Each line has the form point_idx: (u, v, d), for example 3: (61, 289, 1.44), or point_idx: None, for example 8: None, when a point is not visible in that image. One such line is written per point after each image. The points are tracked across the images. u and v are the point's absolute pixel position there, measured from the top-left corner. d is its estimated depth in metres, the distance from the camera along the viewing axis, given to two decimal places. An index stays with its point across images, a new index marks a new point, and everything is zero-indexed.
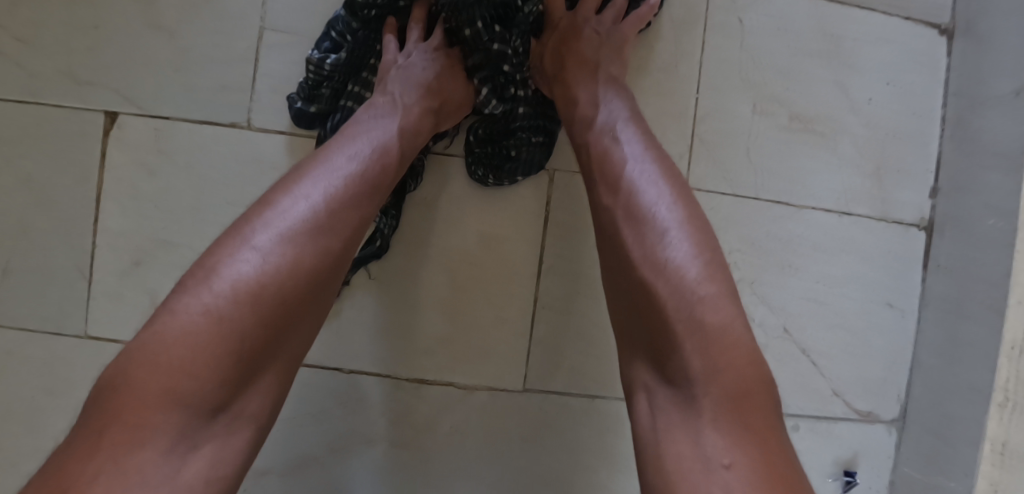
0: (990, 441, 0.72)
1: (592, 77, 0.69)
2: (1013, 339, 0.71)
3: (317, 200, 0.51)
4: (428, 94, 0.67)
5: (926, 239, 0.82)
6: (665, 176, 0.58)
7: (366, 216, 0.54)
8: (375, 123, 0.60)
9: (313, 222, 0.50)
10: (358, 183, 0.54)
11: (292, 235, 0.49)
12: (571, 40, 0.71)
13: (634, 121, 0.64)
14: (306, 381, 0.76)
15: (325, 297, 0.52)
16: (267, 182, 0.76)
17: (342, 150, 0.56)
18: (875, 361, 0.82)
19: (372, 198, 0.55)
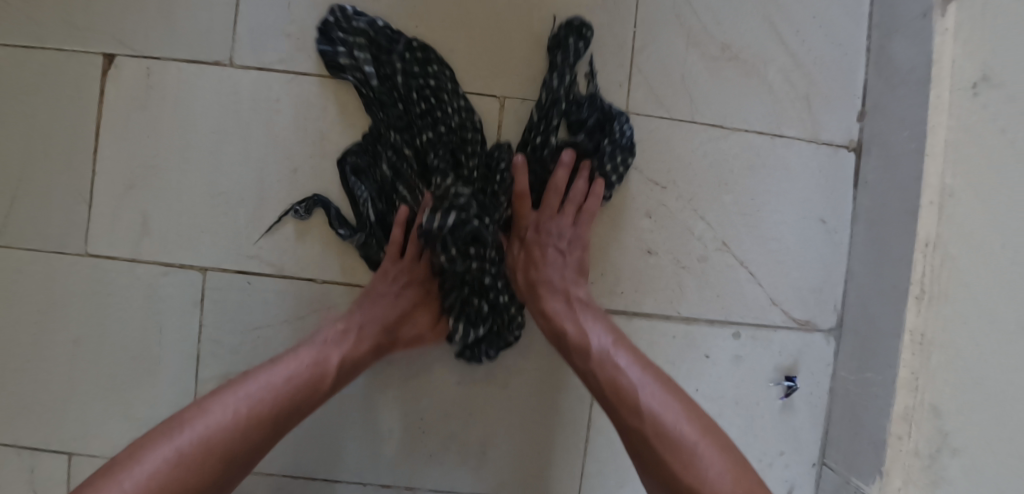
0: (910, 333, 0.77)
1: (559, 294, 0.79)
2: (927, 237, 0.77)
3: (243, 399, 0.65)
4: (384, 328, 0.78)
5: (855, 159, 0.89)
6: (664, 385, 0.70)
7: (281, 425, 0.66)
8: (324, 348, 0.73)
9: (236, 422, 0.63)
10: (279, 399, 0.66)
11: (210, 432, 0.62)
12: (534, 266, 0.80)
13: (619, 342, 0.74)
14: (283, 291, 0.84)
15: (232, 477, 0.64)
16: (247, 113, 0.84)
17: (271, 372, 0.68)
18: (810, 272, 0.89)
19: (292, 414, 0.67)
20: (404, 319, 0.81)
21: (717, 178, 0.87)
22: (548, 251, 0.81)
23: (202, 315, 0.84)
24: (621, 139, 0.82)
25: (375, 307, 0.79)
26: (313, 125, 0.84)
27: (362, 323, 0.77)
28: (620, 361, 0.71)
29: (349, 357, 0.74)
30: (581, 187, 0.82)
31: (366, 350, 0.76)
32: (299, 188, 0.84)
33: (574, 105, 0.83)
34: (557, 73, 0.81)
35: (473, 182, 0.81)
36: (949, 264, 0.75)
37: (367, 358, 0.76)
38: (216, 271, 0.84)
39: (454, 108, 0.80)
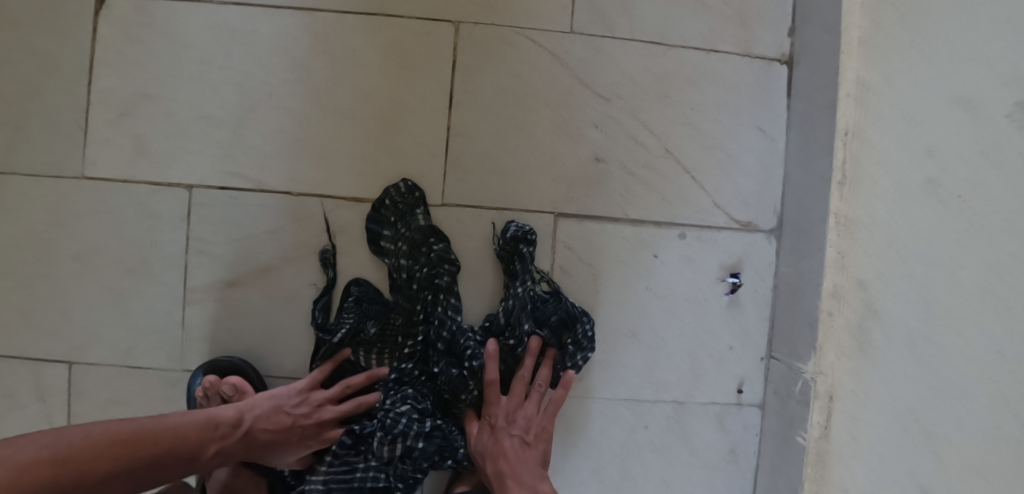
0: (835, 216, 0.84)
1: (527, 473, 0.83)
2: (847, 127, 0.83)
3: (133, 426, 0.72)
4: (285, 433, 0.85)
5: (786, 70, 0.96)
6: None
7: (176, 461, 0.75)
8: (210, 431, 0.79)
9: (120, 443, 0.70)
10: (192, 440, 0.77)
11: (101, 443, 0.68)
12: (501, 457, 0.84)
13: None
14: (264, 205, 0.92)
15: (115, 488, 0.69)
16: (227, 45, 0.92)
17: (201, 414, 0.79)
18: (749, 176, 0.96)
19: (190, 454, 0.76)
20: (285, 447, 0.85)
21: (657, 91, 0.95)
22: (505, 444, 0.85)
23: (191, 230, 0.92)
24: (582, 338, 0.91)
25: (267, 410, 0.85)
26: (286, 52, 0.92)
27: (257, 418, 0.84)
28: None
29: (221, 448, 0.79)
30: (532, 413, 0.89)
31: (240, 446, 0.81)
32: (275, 110, 0.92)
33: (541, 302, 0.91)
34: (519, 281, 0.90)
35: (449, 381, 0.88)
36: (864, 148, 0.81)
37: (237, 454, 0.81)
38: (202, 188, 0.92)
39: (438, 338, 0.89)
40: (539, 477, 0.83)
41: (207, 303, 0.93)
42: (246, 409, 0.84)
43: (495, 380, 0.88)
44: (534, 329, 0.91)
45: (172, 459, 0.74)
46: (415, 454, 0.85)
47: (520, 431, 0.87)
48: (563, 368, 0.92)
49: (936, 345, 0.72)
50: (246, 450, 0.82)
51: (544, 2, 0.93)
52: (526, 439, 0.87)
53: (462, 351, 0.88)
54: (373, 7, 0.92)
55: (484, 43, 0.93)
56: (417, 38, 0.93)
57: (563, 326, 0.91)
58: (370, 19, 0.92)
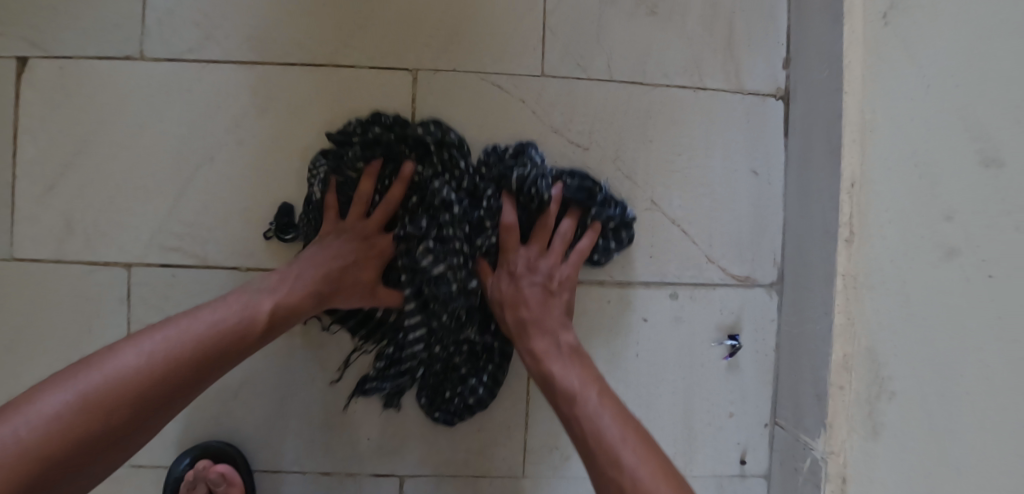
0: (843, 277, 0.74)
1: (548, 336, 0.76)
2: (852, 177, 0.73)
3: (153, 349, 0.63)
4: (323, 280, 0.74)
5: (783, 106, 0.86)
6: (600, 387, 0.72)
7: (207, 359, 0.65)
8: (255, 294, 0.71)
9: (138, 370, 0.61)
10: (219, 332, 0.66)
11: (119, 377, 0.60)
12: (521, 308, 0.77)
13: (604, 390, 0.71)
14: (211, 282, 0.84)
15: (177, 402, 0.64)
16: (161, 106, 0.84)
17: (213, 306, 0.69)
18: (745, 226, 0.86)
19: (224, 343, 0.66)
20: (338, 279, 0.75)
21: (639, 135, 0.85)
22: (529, 291, 0.78)
23: (132, 311, 0.84)
24: (620, 218, 0.82)
25: (311, 267, 0.74)
26: (227, 111, 0.84)
27: (299, 272, 0.74)
28: (569, 382, 0.72)
29: (283, 303, 0.71)
30: (555, 266, 0.80)
31: (304, 299, 0.73)
32: (218, 177, 0.84)
33: (565, 174, 0.82)
34: (517, 163, 0.78)
35: (467, 214, 0.77)
36: (875, 204, 0.71)
37: (305, 308, 0.73)
38: (142, 266, 0.84)
39: (462, 187, 0.77)
40: (565, 329, 0.77)
41: None
42: (291, 265, 0.75)
43: (512, 227, 0.79)
44: (555, 179, 0.82)
45: (217, 353, 0.66)
46: (436, 316, 0.75)
47: (542, 281, 0.79)
48: (587, 225, 0.82)
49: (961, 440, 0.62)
50: (287, 316, 0.71)
51: (509, 43, 0.84)
52: (546, 285, 0.79)
53: (478, 185, 0.79)
54: (321, 60, 0.84)
55: (445, 93, 0.84)
56: (370, 89, 0.84)
57: (592, 197, 0.80)
58: (319, 70, 0.83)
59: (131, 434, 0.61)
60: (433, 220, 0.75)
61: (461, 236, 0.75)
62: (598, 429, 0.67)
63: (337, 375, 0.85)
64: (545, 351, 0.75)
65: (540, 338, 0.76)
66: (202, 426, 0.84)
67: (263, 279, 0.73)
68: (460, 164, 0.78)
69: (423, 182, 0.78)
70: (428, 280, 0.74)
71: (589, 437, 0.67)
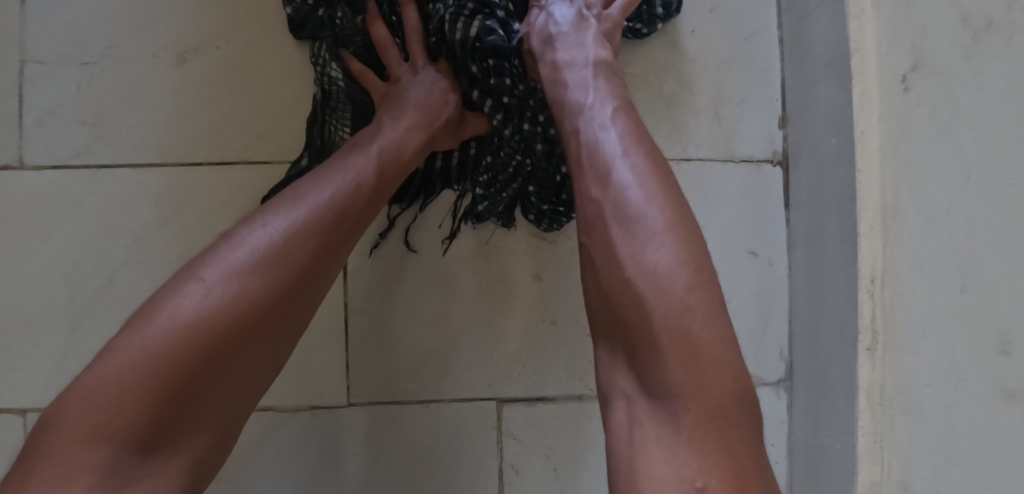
0: (867, 392, 0.61)
1: (580, 57, 0.60)
2: (872, 270, 0.60)
3: (276, 230, 0.48)
4: (422, 111, 0.63)
5: (782, 173, 0.73)
6: (644, 149, 0.51)
7: (321, 252, 0.50)
8: (361, 151, 0.57)
9: (267, 251, 0.47)
10: (321, 213, 0.50)
11: (244, 266, 0.46)
12: (550, 44, 0.62)
13: (625, 108, 0.55)
14: None
15: (292, 317, 0.49)
16: (50, 221, 0.71)
17: (319, 182, 0.53)
18: (745, 317, 0.74)
19: (340, 224, 0.51)
20: (434, 129, 0.63)
21: None
22: (565, 15, 0.63)
23: None
24: None
25: (407, 91, 0.64)
26: (128, 225, 0.71)
27: (396, 125, 0.60)
28: (581, 96, 0.57)
29: (388, 149, 0.58)
30: (593, 4, 0.66)
31: (412, 140, 0.61)
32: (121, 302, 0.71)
33: None
34: None
35: None
36: (904, 310, 0.58)
37: (416, 142, 0.61)
38: (39, 410, 0.71)
39: None
40: (602, 46, 0.62)
41: None
42: (383, 106, 0.63)
43: None
44: None
45: (337, 229, 0.51)
46: (496, 94, 0.64)
47: (578, 9, 0.64)
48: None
49: None
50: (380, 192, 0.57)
51: None
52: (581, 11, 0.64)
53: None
54: (235, 157, 0.71)
55: None
56: None
57: None
58: (235, 169, 0.71)
59: (278, 328, 0.48)
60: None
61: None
62: (603, 193, 0.49)
63: (440, 225, 0.73)
64: (569, 61, 0.60)
65: (563, 46, 0.61)
66: None
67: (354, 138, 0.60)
68: None
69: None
70: (472, 45, 0.63)
71: (583, 151, 0.52)
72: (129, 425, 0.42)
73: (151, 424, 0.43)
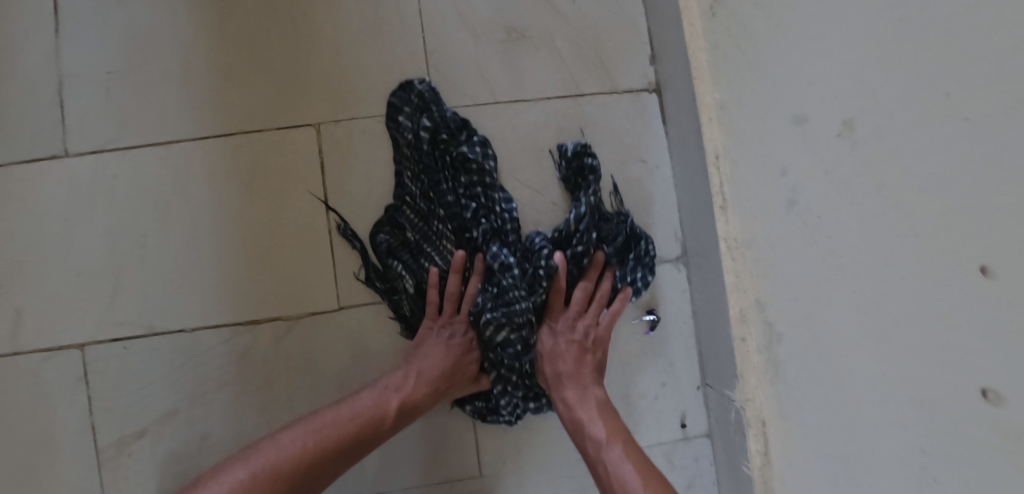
0: (725, 241, 0.82)
1: (582, 391, 0.82)
2: (715, 150, 0.82)
3: (304, 440, 0.73)
4: (440, 378, 0.82)
5: (656, 98, 0.95)
6: (636, 456, 0.75)
7: (334, 462, 0.73)
8: (385, 391, 0.79)
9: (295, 457, 0.71)
10: (340, 434, 0.74)
11: (273, 465, 0.70)
12: (554, 362, 0.84)
13: (626, 443, 0.77)
14: (159, 347, 0.89)
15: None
16: (88, 194, 0.89)
17: (346, 408, 0.77)
18: (643, 210, 0.95)
19: (355, 439, 0.75)
20: (451, 384, 0.83)
21: (526, 145, 0.93)
22: (568, 352, 0.85)
23: (89, 387, 0.89)
24: (644, 255, 0.91)
25: (434, 349, 0.84)
26: (151, 190, 0.90)
27: (417, 371, 0.81)
28: (596, 431, 0.78)
29: (406, 399, 0.79)
30: (589, 324, 0.87)
31: (423, 391, 0.81)
32: (151, 253, 0.89)
33: (603, 220, 0.91)
34: (573, 240, 0.88)
35: (513, 245, 0.87)
36: (735, 172, 0.80)
37: (425, 401, 0.80)
38: (94, 344, 0.89)
39: (495, 197, 0.87)
40: (597, 385, 0.83)
41: (121, 460, 0.89)
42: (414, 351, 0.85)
43: (561, 290, 0.87)
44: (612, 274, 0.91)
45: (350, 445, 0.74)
46: (497, 364, 0.86)
47: (578, 339, 0.86)
48: (624, 284, 0.91)
49: (826, 378, 0.67)
50: (395, 426, 0.78)
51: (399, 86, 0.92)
52: (585, 347, 0.86)
53: (531, 251, 0.88)
54: (229, 127, 0.91)
55: (349, 140, 0.92)
56: (286, 151, 0.91)
57: (625, 277, 0.91)
58: (234, 139, 0.91)
59: None
60: (491, 294, 0.86)
61: (520, 286, 0.85)
62: (606, 450, 0.76)
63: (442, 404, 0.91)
64: (575, 401, 0.81)
65: (568, 388, 0.82)
66: (175, 483, 0.89)
67: (387, 379, 0.82)
68: (489, 201, 0.87)
69: (480, 242, 0.87)
70: (494, 345, 0.84)
71: (611, 479, 0.74)
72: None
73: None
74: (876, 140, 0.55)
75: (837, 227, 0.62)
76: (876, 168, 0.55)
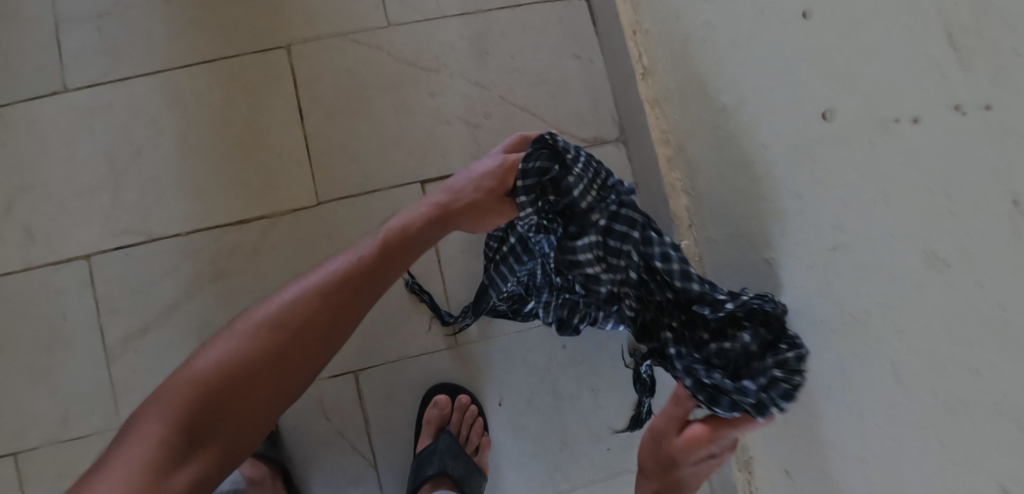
0: (649, 102, 0.95)
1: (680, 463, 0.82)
2: (632, 27, 0.96)
3: (294, 292, 0.68)
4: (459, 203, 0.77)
5: (584, 3, 1.09)
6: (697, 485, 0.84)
7: (326, 298, 0.67)
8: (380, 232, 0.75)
9: (283, 305, 0.67)
10: (333, 274, 0.70)
11: (263, 316, 0.66)
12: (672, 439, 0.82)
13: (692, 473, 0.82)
14: (157, 250, 0.99)
15: (308, 348, 0.65)
16: (88, 122, 1.01)
17: (340, 256, 0.73)
18: (582, 98, 1.07)
19: (353, 273, 0.70)
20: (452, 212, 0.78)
21: (473, 50, 1.06)
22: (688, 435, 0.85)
23: (96, 292, 0.99)
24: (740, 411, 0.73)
25: (453, 186, 0.79)
26: (145, 113, 1.02)
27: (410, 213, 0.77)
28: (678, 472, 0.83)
29: (394, 231, 0.74)
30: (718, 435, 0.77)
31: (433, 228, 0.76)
32: (147, 168, 1.01)
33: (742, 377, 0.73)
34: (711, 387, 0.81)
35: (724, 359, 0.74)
36: (647, 39, 0.93)
37: (416, 232, 0.75)
38: (97, 254, 0.99)
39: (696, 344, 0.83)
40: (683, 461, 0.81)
41: (128, 355, 0.98)
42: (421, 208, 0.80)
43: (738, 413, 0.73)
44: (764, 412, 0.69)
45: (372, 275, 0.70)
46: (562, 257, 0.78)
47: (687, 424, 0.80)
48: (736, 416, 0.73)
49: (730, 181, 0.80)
50: (385, 252, 0.73)
51: (356, 7, 1.05)
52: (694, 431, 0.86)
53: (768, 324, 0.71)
54: (209, 54, 1.03)
55: (316, 57, 1.04)
56: (262, 70, 1.03)
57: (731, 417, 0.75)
58: (214, 64, 1.03)
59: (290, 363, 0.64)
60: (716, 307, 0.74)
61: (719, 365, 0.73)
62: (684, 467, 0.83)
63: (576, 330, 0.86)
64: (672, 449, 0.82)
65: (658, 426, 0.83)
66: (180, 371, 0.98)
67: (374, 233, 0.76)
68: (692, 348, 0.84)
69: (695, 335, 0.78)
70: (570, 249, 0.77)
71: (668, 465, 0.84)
72: (193, 408, 0.60)
73: (219, 398, 0.61)
74: None
75: (716, 41, 0.74)
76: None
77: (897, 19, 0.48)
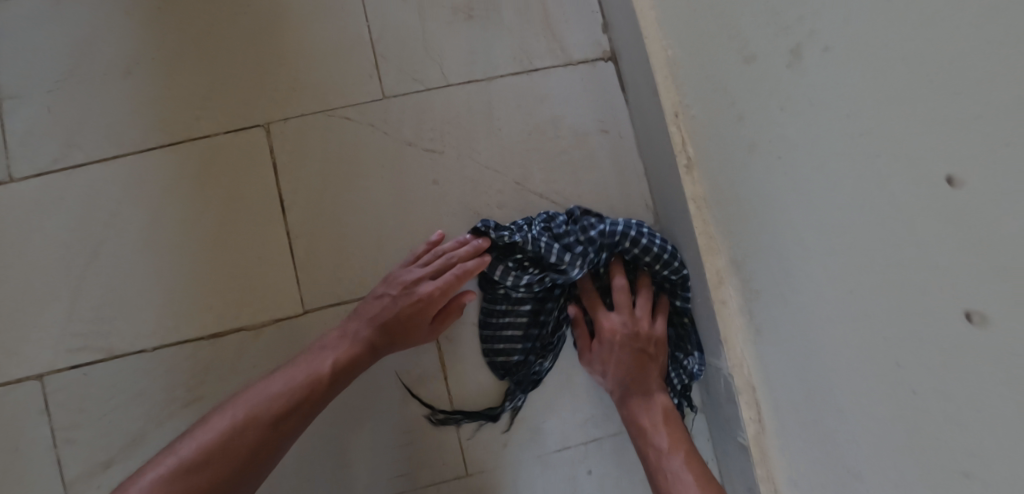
0: (694, 200, 0.79)
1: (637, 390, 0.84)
2: (673, 108, 0.79)
3: (235, 417, 0.73)
4: (404, 293, 0.81)
5: (613, 66, 0.92)
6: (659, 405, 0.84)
7: (269, 431, 0.73)
8: (321, 352, 0.80)
9: (224, 436, 0.72)
10: (277, 399, 0.75)
11: (206, 444, 0.71)
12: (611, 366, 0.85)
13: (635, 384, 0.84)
14: (120, 369, 0.86)
15: (249, 479, 0.72)
16: (37, 218, 0.87)
17: (287, 371, 0.78)
18: (611, 182, 0.91)
19: (299, 396, 0.76)
20: (398, 320, 0.81)
21: (483, 125, 0.90)
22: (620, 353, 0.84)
23: (51, 419, 0.85)
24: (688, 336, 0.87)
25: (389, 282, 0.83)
26: (103, 207, 0.87)
27: (357, 326, 0.81)
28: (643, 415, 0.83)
29: (342, 356, 0.79)
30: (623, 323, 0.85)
31: (362, 350, 0.80)
32: (106, 272, 0.87)
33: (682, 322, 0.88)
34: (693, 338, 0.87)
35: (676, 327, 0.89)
36: (694, 126, 0.77)
37: (363, 360, 0.80)
38: (54, 373, 0.86)
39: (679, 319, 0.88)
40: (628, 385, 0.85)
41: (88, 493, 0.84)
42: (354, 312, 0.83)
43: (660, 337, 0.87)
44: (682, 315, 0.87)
45: (302, 405, 0.75)
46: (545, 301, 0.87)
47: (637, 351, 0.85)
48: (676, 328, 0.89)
49: (805, 325, 0.64)
50: (333, 378, 0.78)
51: (346, 77, 0.89)
52: (641, 345, 0.85)
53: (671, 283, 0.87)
54: (176, 136, 0.88)
55: (299, 137, 0.88)
56: (235, 154, 0.88)
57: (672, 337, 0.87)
58: (181, 147, 0.88)
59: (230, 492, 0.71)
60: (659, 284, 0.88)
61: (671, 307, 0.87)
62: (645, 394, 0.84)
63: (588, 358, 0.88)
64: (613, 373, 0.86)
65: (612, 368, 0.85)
66: None
67: (324, 342, 0.81)
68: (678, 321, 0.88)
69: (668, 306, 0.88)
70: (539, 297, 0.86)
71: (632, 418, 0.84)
72: None
73: None
74: (823, 60, 0.52)
75: (797, 163, 0.59)
76: (841, 87, 0.51)
77: (997, 98, 0.38)
